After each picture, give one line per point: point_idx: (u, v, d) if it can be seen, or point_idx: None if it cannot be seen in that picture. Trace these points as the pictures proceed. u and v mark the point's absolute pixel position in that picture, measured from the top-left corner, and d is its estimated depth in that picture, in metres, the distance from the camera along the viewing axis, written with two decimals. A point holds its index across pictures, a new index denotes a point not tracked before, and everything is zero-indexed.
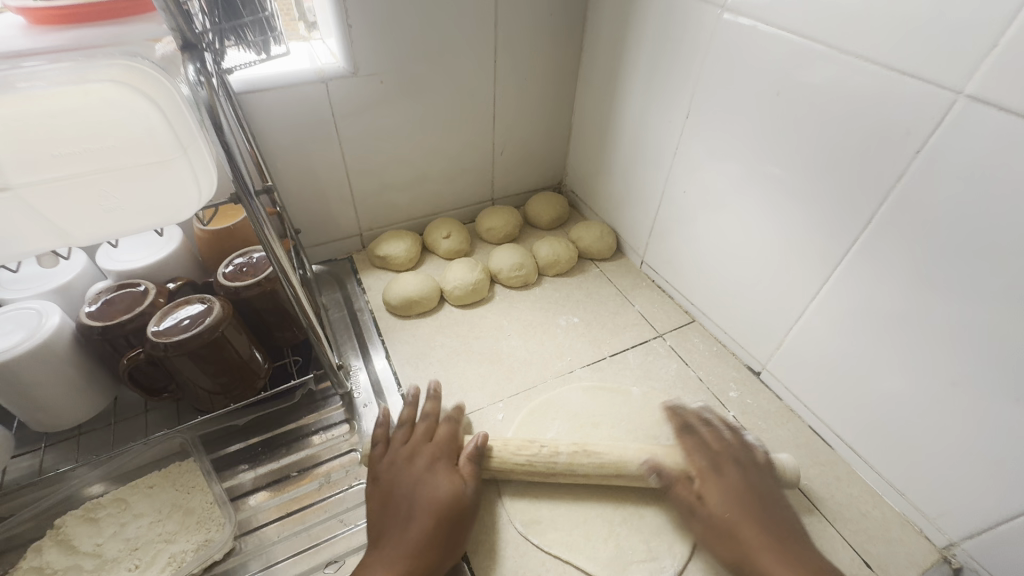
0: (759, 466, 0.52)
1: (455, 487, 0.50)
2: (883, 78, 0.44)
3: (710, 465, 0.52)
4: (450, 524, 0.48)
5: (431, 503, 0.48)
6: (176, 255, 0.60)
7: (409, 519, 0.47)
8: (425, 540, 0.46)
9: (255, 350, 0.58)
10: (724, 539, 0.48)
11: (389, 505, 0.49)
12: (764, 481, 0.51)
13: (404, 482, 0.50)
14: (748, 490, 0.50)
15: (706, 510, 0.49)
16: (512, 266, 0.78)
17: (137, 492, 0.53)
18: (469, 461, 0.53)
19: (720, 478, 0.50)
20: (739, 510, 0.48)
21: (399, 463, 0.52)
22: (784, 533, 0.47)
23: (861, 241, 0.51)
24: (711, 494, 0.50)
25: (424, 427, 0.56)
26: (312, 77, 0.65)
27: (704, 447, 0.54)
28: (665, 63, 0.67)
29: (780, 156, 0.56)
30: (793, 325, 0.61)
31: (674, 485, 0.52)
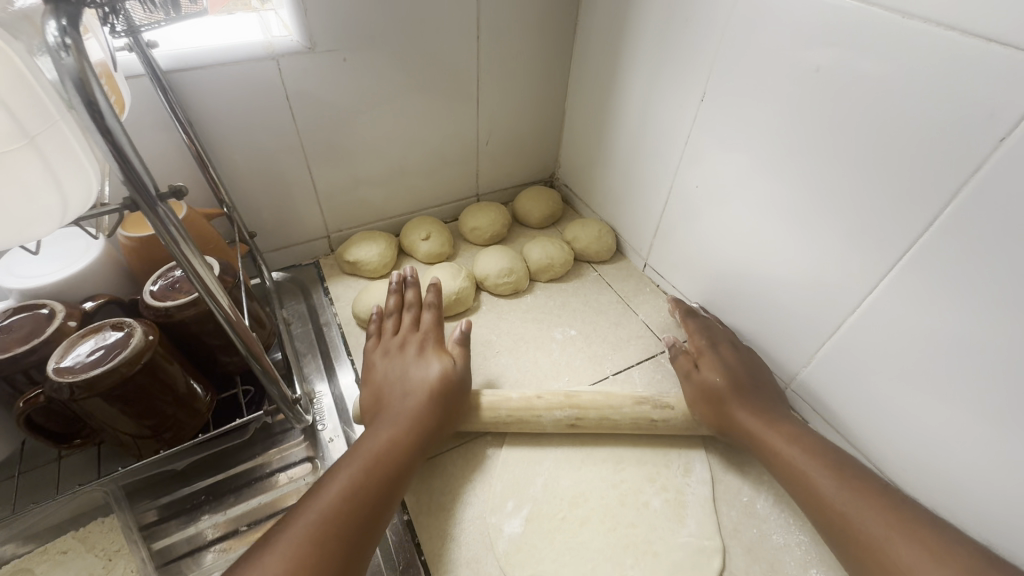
0: (752, 351, 0.58)
1: (447, 365, 0.52)
2: (962, 48, 0.36)
3: (708, 343, 0.57)
4: (443, 398, 0.50)
5: (426, 380, 0.50)
6: (96, 268, 0.50)
7: (405, 394, 0.50)
8: (422, 410, 0.48)
9: (193, 382, 0.48)
10: (712, 403, 0.52)
11: (384, 389, 0.51)
12: (757, 358, 0.57)
13: (395, 369, 0.52)
14: (738, 364, 0.55)
15: (697, 376, 0.54)
16: (500, 272, 0.69)
17: (47, 559, 0.44)
18: (459, 343, 0.55)
19: (714, 353, 0.56)
20: (729, 377, 0.53)
21: (388, 355, 0.54)
22: (768, 397, 0.53)
23: (916, 247, 0.42)
24: (707, 366, 0.55)
25: (410, 316, 0.57)
26: (259, 53, 0.54)
27: (706, 329, 0.59)
28: (676, 36, 0.58)
29: (816, 145, 0.47)
30: (825, 339, 0.53)
31: (677, 358, 0.58)
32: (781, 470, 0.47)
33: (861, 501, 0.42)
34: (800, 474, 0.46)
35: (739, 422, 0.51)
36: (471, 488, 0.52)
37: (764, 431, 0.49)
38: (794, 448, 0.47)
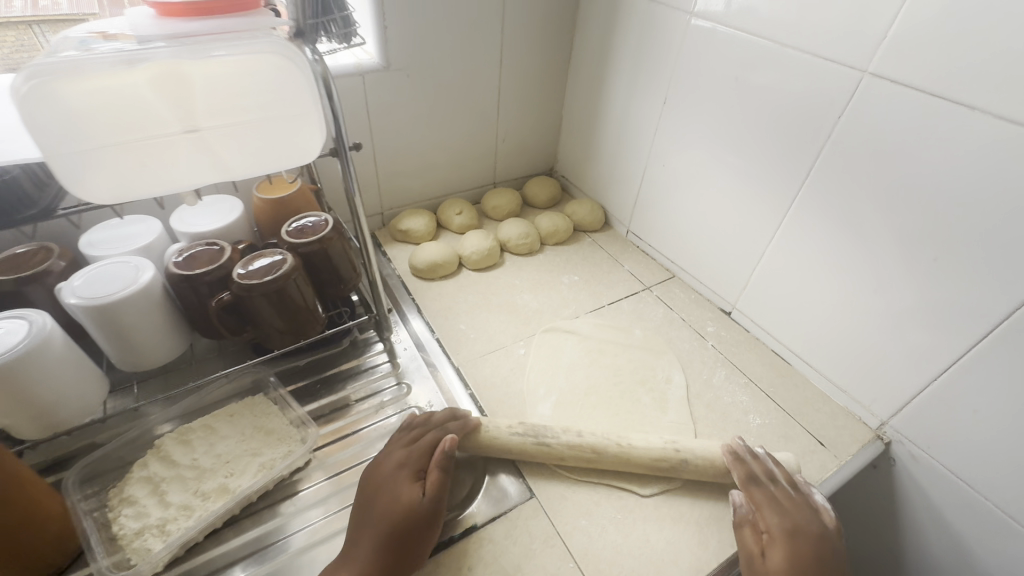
0: (830, 532, 0.51)
1: (414, 496, 0.51)
2: (814, 63, 0.60)
3: (784, 527, 0.51)
4: (400, 538, 0.49)
5: (386, 512, 0.50)
6: (241, 221, 0.69)
7: (365, 526, 0.50)
8: (373, 556, 0.47)
9: (315, 299, 0.68)
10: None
11: (355, 509, 0.52)
12: (836, 550, 0.50)
13: (371, 489, 0.52)
14: (808, 561, 0.48)
15: (763, 564, 0.49)
16: (519, 236, 0.90)
17: (221, 419, 0.61)
18: (437, 470, 0.53)
19: (791, 543, 0.49)
20: (795, 573, 0.47)
21: (371, 471, 0.54)
22: None
23: (803, 190, 0.66)
24: (773, 550, 0.49)
25: (410, 437, 0.57)
26: (351, 71, 0.75)
27: (778, 505, 0.52)
28: (646, 59, 0.82)
29: (743, 131, 0.70)
30: (756, 267, 0.76)
31: (743, 529, 0.52)
32: None
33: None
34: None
35: None
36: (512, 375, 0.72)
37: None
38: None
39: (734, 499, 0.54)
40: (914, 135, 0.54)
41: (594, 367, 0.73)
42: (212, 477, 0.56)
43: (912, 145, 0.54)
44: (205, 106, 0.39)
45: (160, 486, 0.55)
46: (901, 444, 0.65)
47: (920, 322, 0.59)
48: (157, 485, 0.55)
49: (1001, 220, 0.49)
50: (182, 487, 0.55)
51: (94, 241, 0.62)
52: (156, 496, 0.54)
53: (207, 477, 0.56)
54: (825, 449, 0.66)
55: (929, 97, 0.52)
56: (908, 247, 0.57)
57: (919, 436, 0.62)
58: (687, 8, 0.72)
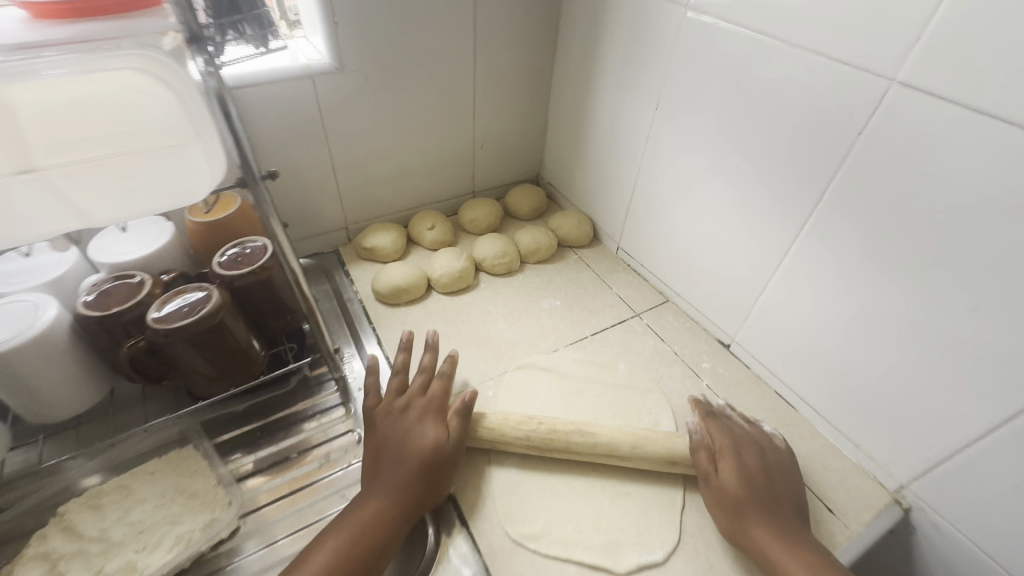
0: (781, 456, 0.57)
1: (440, 438, 0.55)
2: (829, 68, 0.50)
3: (733, 445, 0.57)
4: (431, 472, 0.53)
5: (418, 453, 0.53)
6: (169, 247, 0.61)
7: (397, 464, 0.52)
8: (411, 488, 0.51)
9: (252, 337, 0.60)
10: (730, 509, 0.53)
11: (380, 450, 0.54)
12: (786, 467, 0.56)
13: (396, 431, 0.55)
14: (758, 475, 0.54)
15: (716, 478, 0.55)
16: (495, 254, 0.81)
17: (139, 478, 0.54)
18: (457, 417, 0.58)
19: (739, 458, 0.55)
20: (748, 486, 0.53)
21: (391, 414, 0.56)
22: (791, 517, 0.52)
23: (814, 215, 0.56)
24: (726, 467, 0.55)
25: (419, 383, 0.60)
26: (298, 74, 0.66)
27: (729, 429, 0.58)
28: (636, 58, 0.72)
29: (743, 144, 0.61)
30: (759, 298, 0.67)
31: (699, 452, 0.57)
32: None
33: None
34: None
35: (756, 538, 0.51)
36: None
37: (776, 545, 0.50)
38: (792, 559, 0.48)
39: (690, 428, 0.58)
40: (953, 159, 0.44)
41: (571, 412, 0.64)
42: (120, 553, 0.49)
43: (949, 172, 0.44)
44: (41, 141, 0.31)
45: (57, 565, 0.48)
46: (923, 512, 0.56)
47: (951, 380, 0.49)
48: (55, 563, 0.48)
49: None
50: (83, 566, 0.48)
51: None
52: None
53: (114, 553, 0.49)
54: (833, 516, 0.57)
55: (973, 115, 0.42)
56: (940, 293, 0.48)
57: (946, 508, 0.54)
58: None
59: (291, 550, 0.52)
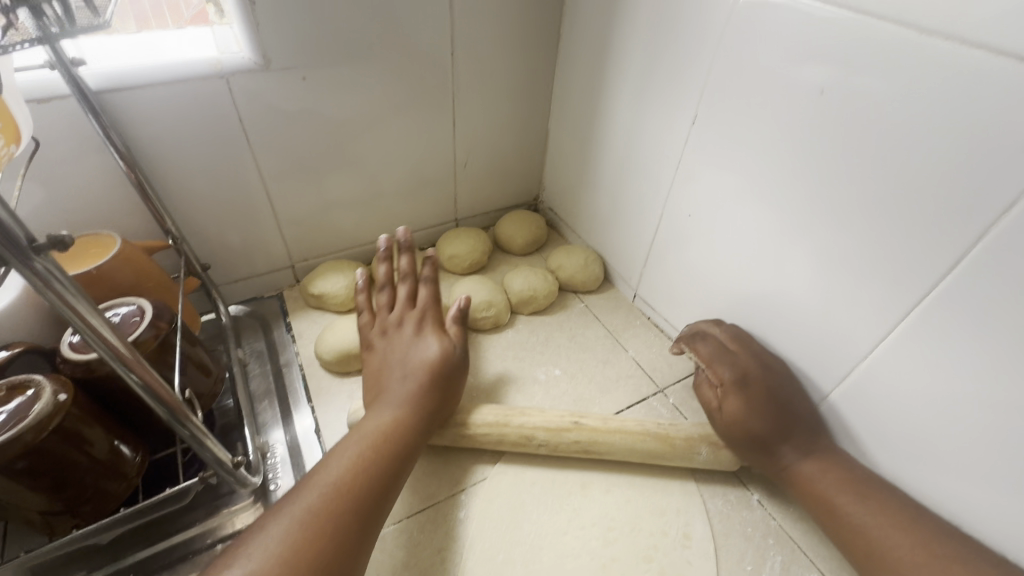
0: (780, 361, 0.50)
1: (445, 346, 0.51)
2: (989, 71, 0.31)
3: (734, 372, 0.49)
4: (440, 381, 0.49)
5: (423, 364, 0.49)
6: (10, 315, 0.43)
7: (405, 375, 0.49)
8: (424, 394, 0.47)
9: (119, 442, 0.42)
10: (751, 445, 0.48)
11: (382, 370, 0.50)
12: (790, 382, 0.49)
13: (394, 349, 0.51)
14: (769, 403, 0.47)
15: (723, 416, 0.49)
16: (477, 305, 0.64)
17: None
18: (455, 322, 0.54)
19: (744, 389, 0.48)
20: (764, 418, 0.47)
21: (387, 333, 0.53)
22: (817, 434, 0.47)
23: (937, 290, 0.37)
24: (731, 407, 0.48)
25: (406, 291, 0.55)
26: (206, 71, 0.49)
27: (727, 354, 0.51)
28: (663, 54, 0.53)
29: (815, 167, 0.42)
30: (835, 386, 0.47)
31: (703, 387, 0.52)
32: (839, 529, 0.43)
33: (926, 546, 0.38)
34: (839, 515, 0.43)
35: (786, 467, 0.46)
36: (440, 558, 0.46)
37: (821, 476, 0.45)
38: (837, 490, 0.44)
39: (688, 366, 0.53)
40: None
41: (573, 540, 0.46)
42: None
43: None
44: None
45: None
46: None
47: None
48: None
49: None
50: None
51: None
52: None
53: None
54: None
55: None
56: None
57: None
58: None
59: None
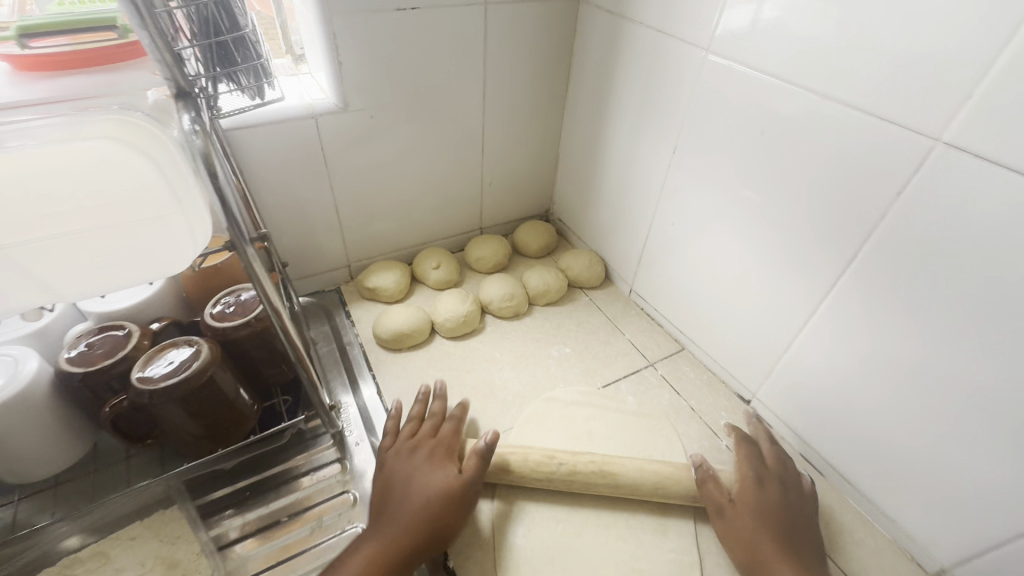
0: (805, 499, 0.55)
1: (452, 479, 0.52)
2: (865, 122, 0.46)
3: (754, 478, 0.55)
4: (442, 514, 0.49)
5: (435, 487, 0.51)
6: (160, 295, 0.58)
7: (405, 501, 0.49)
8: (421, 524, 0.48)
9: (242, 389, 0.56)
10: (748, 547, 0.51)
11: (388, 489, 0.51)
12: (799, 505, 0.54)
13: (404, 470, 0.52)
14: (775, 510, 0.52)
15: (733, 514, 0.52)
16: (502, 297, 0.78)
17: (118, 544, 0.51)
18: (475, 456, 0.54)
19: (758, 491, 0.54)
20: (768, 522, 0.51)
21: (397, 456, 0.54)
22: (809, 558, 0.50)
23: (847, 273, 0.52)
24: (743, 504, 0.53)
25: (428, 426, 0.58)
26: (301, 113, 0.64)
27: (754, 460, 0.57)
28: (651, 99, 0.69)
29: (761, 185, 0.58)
30: (783, 354, 0.62)
31: (705, 484, 0.54)
32: None
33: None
34: None
35: None
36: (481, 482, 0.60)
37: None
38: None
39: (698, 460, 0.56)
40: (1011, 224, 0.39)
41: None
42: None
43: (1007, 243, 0.40)
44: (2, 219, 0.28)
45: None
46: None
47: (1002, 464, 0.45)
48: None
49: None
50: None
51: None
52: None
53: None
54: None
55: None
56: (990, 367, 0.43)
57: None
58: (702, 42, 0.59)
59: None
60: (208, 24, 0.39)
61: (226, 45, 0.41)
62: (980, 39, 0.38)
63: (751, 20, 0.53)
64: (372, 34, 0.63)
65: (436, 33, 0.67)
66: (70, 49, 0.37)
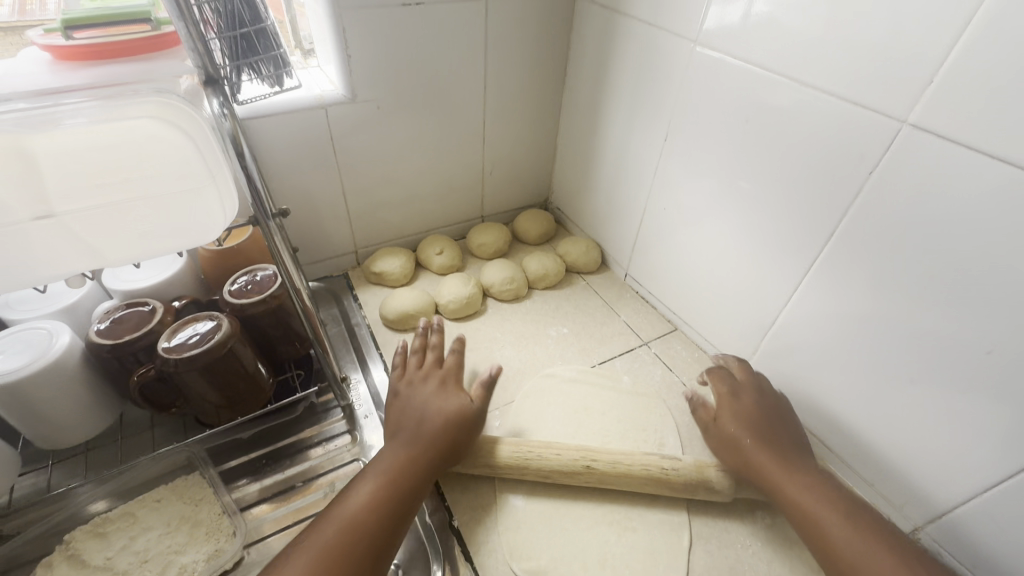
0: (780, 400, 0.61)
1: (462, 404, 0.57)
2: (840, 108, 0.50)
3: (730, 390, 0.61)
4: (455, 433, 0.55)
5: (436, 417, 0.55)
6: (181, 275, 0.62)
7: (421, 423, 0.54)
8: (436, 441, 0.53)
9: (259, 363, 0.60)
10: (736, 452, 0.57)
11: (403, 415, 0.56)
12: (779, 407, 0.60)
13: (418, 399, 0.56)
14: (754, 415, 0.58)
15: (717, 428, 0.60)
16: (503, 280, 0.82)
17: (146, 506, 0.54)
18: (483, 386, 0.59)
19: (734, 403, 0.60)
20: (745, 424, 0.58)
21: (409, 386, 0.58)
22: (793, 447, 0.56)
23: (825, 250, 0.56)
24: (723, 416, 0.60)
25: (433, 355, 0.62)
26: (312, 104, 0.68)
27: (730, 376, 0.63)
28: (644, 90, 0.72)
29: (746, 169, 0.61)
30: (768, 330, 0.66)
31: (697, 410, 0.64)
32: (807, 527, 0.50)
33: (851, 532, 0.48)
34: (806, 516, 0.51)
35: (762, 471, 0.54)
36: None
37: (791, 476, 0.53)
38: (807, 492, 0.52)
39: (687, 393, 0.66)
40: (971, 199, 0.43)
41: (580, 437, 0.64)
42: None
43: (969, 216, 0.43)
44: (57, 186, 0.32)
45: None
46: (941, 556, 0.55)
47: (968, 423, 0.48)
48: None
49: None
50: None
51: (12, 301, 0.56)
52: None
53: None
54: None
55: (986, 158, 0.41)
56: (956, 333, 0.47)
57: (964, 552, 0.52)
58: (691, 34, 0.62)
59: None
60: (233, 17, 0.43)
61: (249, 36, 0.45)
62: (939, 28, 0.41)
63: (744, 16, 0.56)
64: (379, 29, 0.67)
65: (439, 27, 0.71)
66: (108, 40, 0.41)
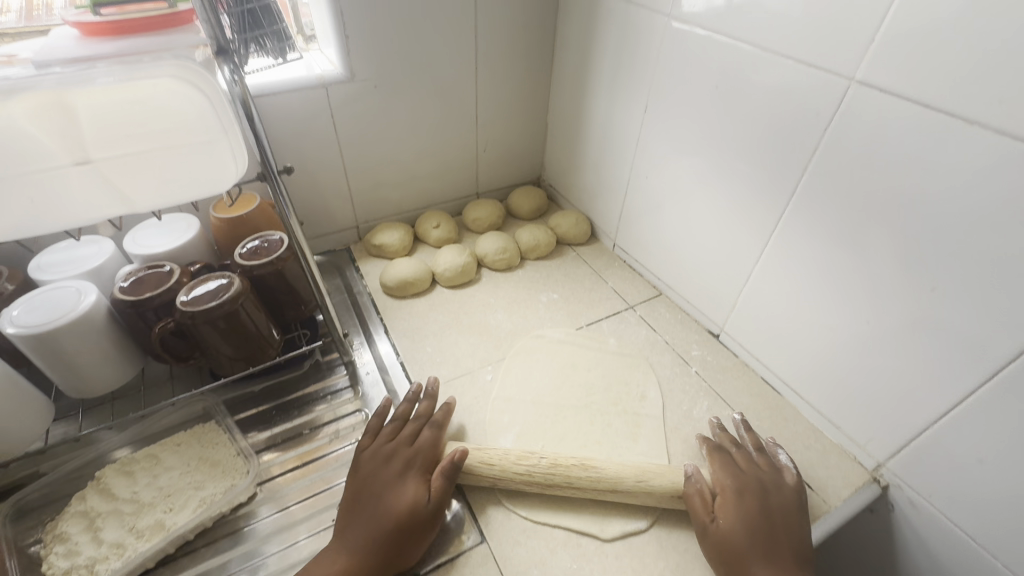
0: (785, 496, 0.53)
1: (418, 499, 0.52)
2: (796, 71, 0.54)
3: (736, 487, 0.54)
4: (403, 533, 0.50)
5: (389, 513, 0.51)
6: (194, 241, 0.67)
7: (371, 517, 0.51)
8: (382, 543, 0.49)
9: (271, 325, 0.65)
10: (729, 555, 0.50)
11: (358, 499, 0.52)
12: (786, 511, 0.52)
13: (376, 483, 0.53)
14: (756, 517, 0.51)
15: (716, 528, 0.51)
16: (496, 251, 0.86)
17: (167, 448, 0.60)
18: (444, 476, 0.54)
19: (739, 501, 0.52)
20: (749, 532, 0.50)
21: (371, 464, 0.55)
22: (792, 563, 0.49)
23: (790, 206, 0.59)
24: (727, 508, 0.52)
25: (411, 428, 0.58)
26: (313, 83, 0.73)
27: (734, 467, 0.56)
28: (625, 65, 0.76)
29: (717, 136, 0.65)
30: (741, 289, 0.70)
31: (693, 496, 0.54)
32: None
33: None
34: None
35: None
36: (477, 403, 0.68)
37: None
38: None
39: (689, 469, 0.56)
40: (909, 146, 0.47)
41: (566, 389, 0.69)
42: (150, 513, 0.54)
43: (911, 163, 0.47)
44: (93, 135, 0.37)
45: (95, 522, 0.53)
46: (900, 489, 0.59)
47: (921, 360, 0.52)
48: (92, 520, 0.54)
49: (999, 247, 0.43)
50: (118, 523, 0.54)
51: (43, 263, 0.61)
52: (89, 533, 0.53)
53: (145, 513, 0.54)
54: (812, 492, 0.60)
55: (922, 108, 0.45)
56: (904, 274, 0.51)
57: (919, 483, 0.56)
58: (665, 10, 0.66)
59: (301, 514, 0.57)
60: None
61: (253, 12, 0.50)
62: None
63: None
64: (373, 11, 0.71)
65: (431, 9, 0.75)
66: (125, 17, 0.46)
